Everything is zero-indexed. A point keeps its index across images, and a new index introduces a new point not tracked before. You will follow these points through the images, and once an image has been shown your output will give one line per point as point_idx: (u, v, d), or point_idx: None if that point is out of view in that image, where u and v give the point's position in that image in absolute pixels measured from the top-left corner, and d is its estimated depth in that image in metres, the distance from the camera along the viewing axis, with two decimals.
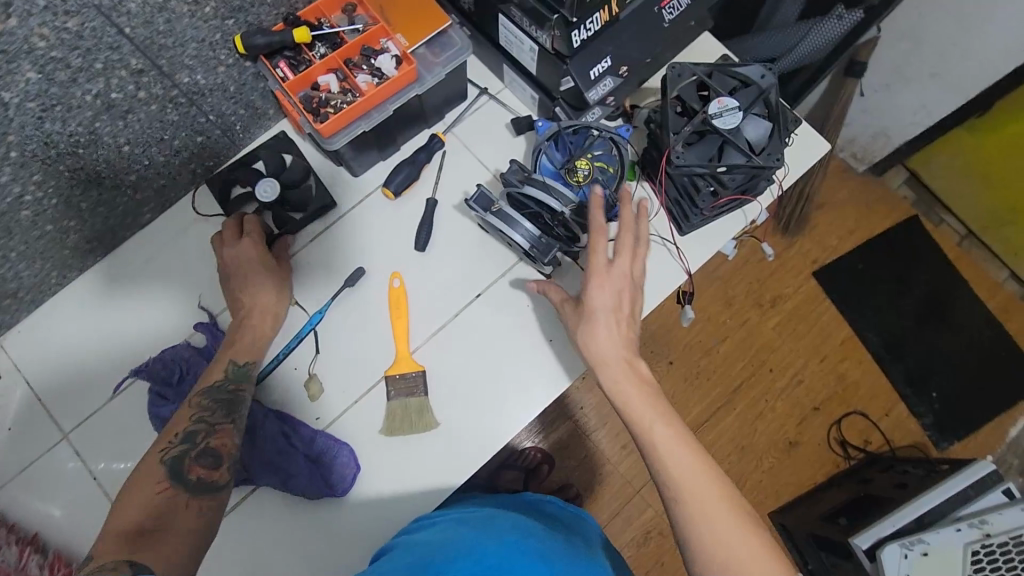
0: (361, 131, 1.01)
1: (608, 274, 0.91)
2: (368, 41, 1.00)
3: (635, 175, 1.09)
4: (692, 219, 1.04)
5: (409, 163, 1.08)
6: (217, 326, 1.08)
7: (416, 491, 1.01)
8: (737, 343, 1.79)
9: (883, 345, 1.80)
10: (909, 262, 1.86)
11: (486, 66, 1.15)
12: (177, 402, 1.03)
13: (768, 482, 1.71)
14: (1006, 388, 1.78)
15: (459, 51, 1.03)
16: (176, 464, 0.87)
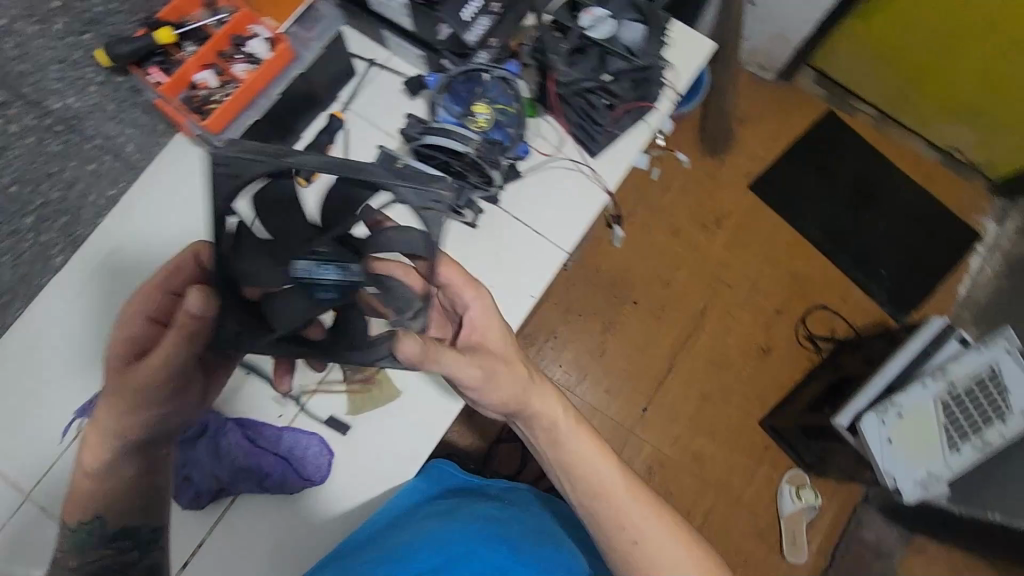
0: (252, 121, 1.04)
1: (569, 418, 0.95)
2: (234, 30, 1.02)
3: (537, 112, 1.13)
4: (597, 138, 1.11)
5: (312, 147, 1.07)
6: None
7: (396, 460, 1.08)
8: (694, 269, 1.85)
9: (826, 238, 1.88)
10: (833, 155, 1.93)
11: (367, 37, 1.14)
12: None
13: (750, 391, 1.78)
14: (946, 251, 1.87)
15: (329, 21, 1.10)
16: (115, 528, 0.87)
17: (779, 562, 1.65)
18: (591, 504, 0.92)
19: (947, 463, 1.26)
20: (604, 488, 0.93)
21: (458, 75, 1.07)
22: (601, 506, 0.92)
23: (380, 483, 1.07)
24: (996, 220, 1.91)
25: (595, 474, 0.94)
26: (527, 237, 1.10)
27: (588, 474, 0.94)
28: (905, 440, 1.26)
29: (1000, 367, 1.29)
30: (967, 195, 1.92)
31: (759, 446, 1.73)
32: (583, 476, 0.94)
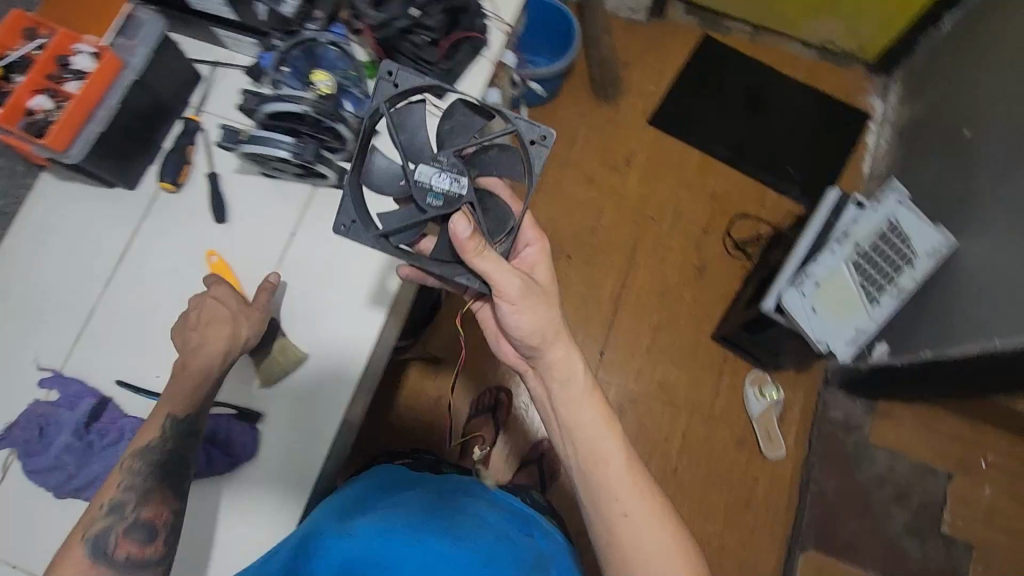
0: (97, 133, 1.01)
1: (578, 396, 0.99)
2: (57, 49, 0.95)
3: (380, 69, 1.08)
4: (434, 78, 1.08)
5: (173, 151, 1.08)
6: (66, 375, 1.03)
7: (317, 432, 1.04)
8: (616, 211, 1.91)
9: (730, 150, 1.95)
10: (719, 74, 2.02)
11: (203, 40, 1.14)
12: (49, 451, 0.98)
13: (696, 310, 1.82)
14: (843, 136, 1.96)
15: (153, 25, 1.02)
16: (101, 538, 0.83)
17: (762, 462, 1.69)
18: (591, 470, 0.95)
19: (869, 317, 1.32)
20: (608, 455, 0.95)
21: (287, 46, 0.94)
22: (598, 472, 0.95)
23: (304, 460, 1.03)
24: (881, 96, 2.00)
25: (597, 436, 0.97)
26: None
27: (590, 440, 0.97)
28: (827, 305, 1.33)
29: (897, 219, 1.36)
30: (849, 80, 2.02)
31: (717, 358, 1.78)
32: (583, 438, 0.97)
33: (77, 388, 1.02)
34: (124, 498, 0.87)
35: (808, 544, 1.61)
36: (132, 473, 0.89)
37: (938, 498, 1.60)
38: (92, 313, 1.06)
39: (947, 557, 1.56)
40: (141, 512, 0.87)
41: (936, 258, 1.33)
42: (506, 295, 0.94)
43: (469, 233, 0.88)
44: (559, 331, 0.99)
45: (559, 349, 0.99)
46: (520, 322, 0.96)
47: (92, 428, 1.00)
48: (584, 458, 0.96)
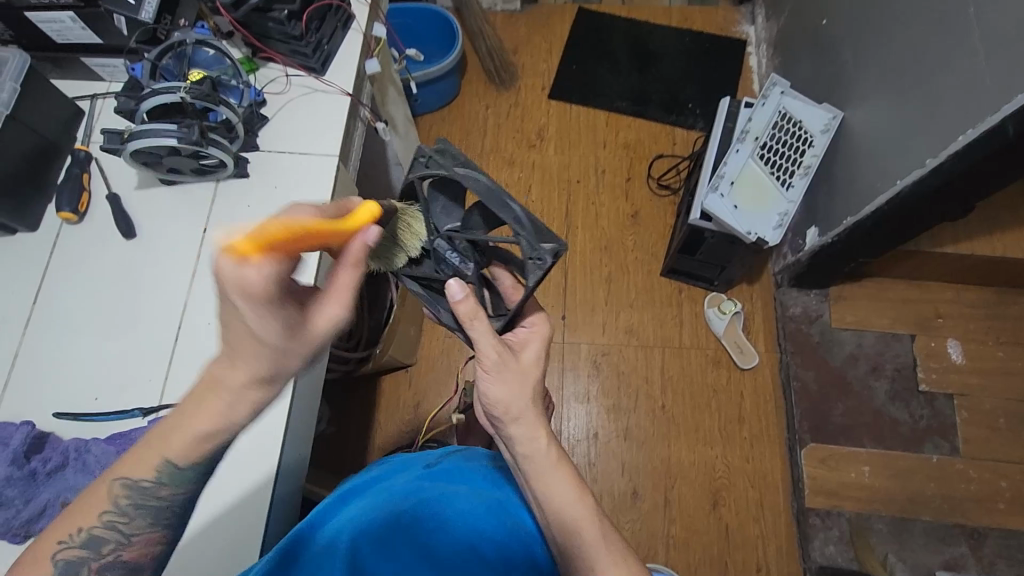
0: None
1: (534, 463, 0.81)
2: None
3: (258, 63, 1.02)
4: (308, 51, 0.99)
5: (65, 180, 0.94)
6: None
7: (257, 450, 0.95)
8: (541, 183, 1.95)
9: (631, 102, 2.04)
10: (603, 37, 2.12)
11: (84, 78, 1.05)
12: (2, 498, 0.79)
13: (642, 254, 1.87)
14: (727, 64, 2.08)
15: (20, 61, 0.92)
16: (71, 564, 0.70)
17: (742, 375, 1.73)
18: (568, 543, 0.77)
19: (787, 199, 1.43)
20: (582, 522, 0.78)
21: (157, 54, 0.91)
22: (577, 547, 0.77)
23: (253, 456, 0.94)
24: (751, 22, 2.14)
25: (569, 506, 0.79)
26: (295, 160, 0.96)
27: (568, 511, 0.79)
28: (745, 200, 1.42)
29: (786, 108, 1.47)
30: (718, 15, 2.16)
31: (673, 292, 1.82)
32: (560, 507, 0.79)
33: (12, 428, 0.83)
34: (110, 532, 0.72)
35: (807, 438, 1.63)
36: (130, 505, 0.72)
37: (908, 359, 1.67)
38: (16, 360, 0.88)
39: (931, 412, 1.63)
40: (123, 554, 0.73)
41: (831, 134, 1.44)
42: (485, 362, 0.79)
43: (463, 299, 0.76)
44: (530, 408, 0.81)
45: (523, 426, 0.81)
46: (493, 394, 0.80)
47: (35, 458, 0.82)
48: (561, 527, 0.78)
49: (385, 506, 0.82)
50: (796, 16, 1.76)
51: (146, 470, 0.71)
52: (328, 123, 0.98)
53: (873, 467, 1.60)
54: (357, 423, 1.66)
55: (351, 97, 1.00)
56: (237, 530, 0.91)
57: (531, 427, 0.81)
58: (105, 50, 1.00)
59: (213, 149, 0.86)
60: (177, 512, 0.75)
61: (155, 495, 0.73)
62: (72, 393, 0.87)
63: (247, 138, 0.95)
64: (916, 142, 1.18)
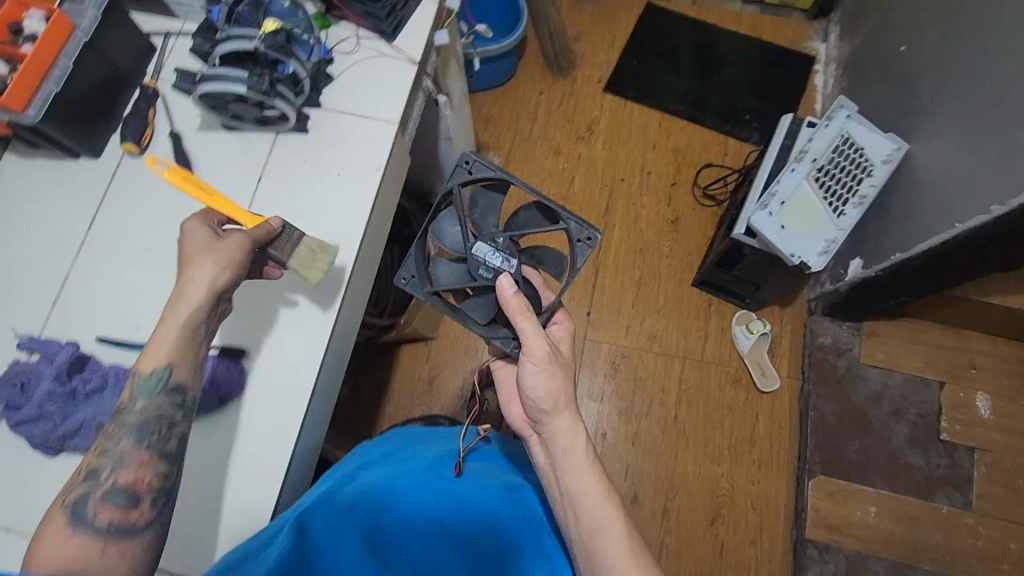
0: (55, 93, 0.90)
1: (570, 458, 0.83)
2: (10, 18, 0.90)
3: (330, 21, 1.02)
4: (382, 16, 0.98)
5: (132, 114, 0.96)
6: (44, 338, 0.88)
7: (279, 413, 0.89)
8: (584, 177, 1.93)
9: (686, 106, 2.00)
10: (668, 35, 2.08)
11: (159, 14, 1.06)
12: (44, 410, 0.83)
13: (676, 261, 1.85)
14: (792, 79, 2.02)
15: None
16: (77, 506, 0.71)
17: (760, 397, 1.71)
18: (592, 543, 0.76)
19: (836, 227, 1.38)
20: (608, 522, 0.77)
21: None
22: (597, 544, 0.76)
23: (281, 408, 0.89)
24: (823, 39, 2.07)
25: (597, 505, 0.79)
26: (353, 123, 0.97)
27: (594, 512, 0.78)
28: (795, 222, 1.38)
29: (850, 132, 1.42)
30: (790, 28, 2.09)
31: (702, 304, 1.80)
32: (587, 504, 0.79)
33: (58, 345, 0.87)
34: (103, 460, 0.75)
35: (816, 470, 1.61)
36: (118, 430, 0.78)
37: (933, 407, 1.64)
38: (67, 280, 0.91)
39: (949, 462, 1.59)
40: (120, 477, 0.75)
41: (893, 165, 1.40)
42: (534, 356, 0.84)
43: (514, 292, 0.85)
44: (570, 403, 0.86)
45: (565, 417, 0.84)
46: (539, 387, 0.84)
47: (76, 377, 0.85)
48: (584, 526, 0.78)
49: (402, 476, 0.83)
50: (874, 39, 1.69)
51: (147, 363, 0.79)
52: (392, 89, 0.98)
53: (880, 509, 1.57)
54: (371, 388, 1.68)
55: (418, 67, 1.00)
56: (252, 494, 0.86)
57: (568, 424, 0.85)
58: None
59: (277, 101, 0.87)
60: (155, 427, 0.79)
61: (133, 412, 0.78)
62: (116, 321, 0.89)
63: (311, 95, 0.96)
64: (983, 188, 1.14)
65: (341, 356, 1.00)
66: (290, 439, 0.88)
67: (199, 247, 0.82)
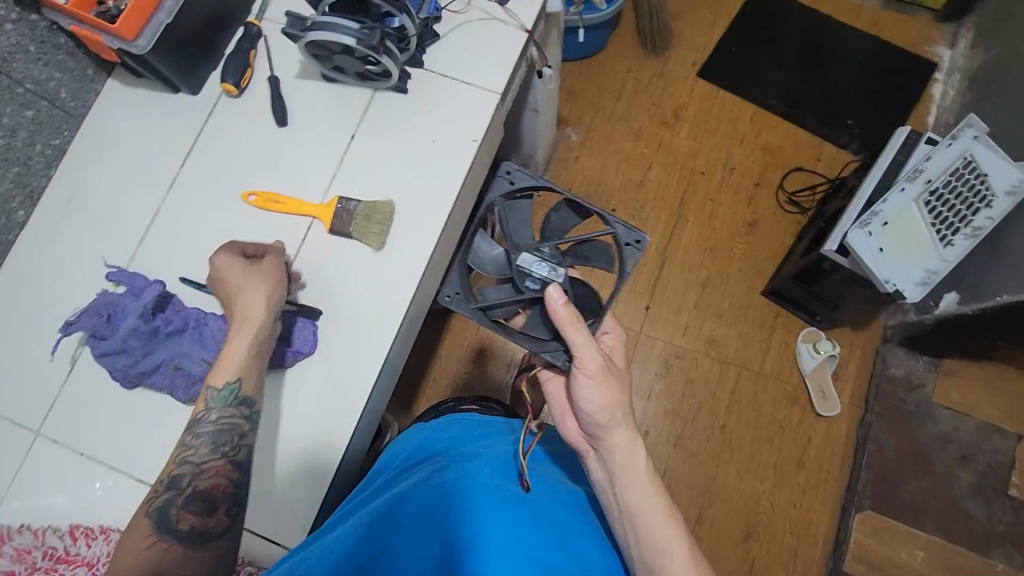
0: (167, 24, 0.88)
1: (630, 471, 0.80)
2: None
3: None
4: None
5: (234, 53, 0.93)
6: (132, 273, 0.89)
7: (351, 375, 0.88)
8: (663, 165, 1.84)
9: (785, 103, 1.86)
10: (777, 22, 1.92)
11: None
12: (128, 346, 0.84)
13: (748, 266, 1.75)
14: (907, 86, 1.85)
15: None
16: (162, 513, 0.77)
17: (816, 420, 1.63)
18: (655, 565, 0.74)
19: (940, 258, 1.28)
20: (671, 543, 0.76)
21: None
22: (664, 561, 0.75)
23: (351, 372, 0.88)
24: (950, 45, 1.88)
25: (662, 525, 0.77)
26: (461, 90, 0.92)
27: (658, 529, 0.77)
28: (897, 245, 1.29)
29: (973, 156, 1.28)
30: (915, 28, 1.91)
31: (768, 315, 1.71)
32: (653, 526, 0.77)
33: (144, 282, 0.88)
34: (185, 469, 0.79)
35: (865, 504, 1.54)
36: (197, 438, 0.81)
37: (1007, 460, 1.53)
38: (158, 215, 0.92)
39: (1014, 520, 1.50)
40: (200, 483, 0.79)
41: (1016, 198, 1.22)
42: (587, 368, 0.82)
43: (565, 303, 0.82)
44: (627, 418, 0.83)
45: (623, 433, 0.81)
46: (595, 400, 0.81)
47: (159, 316, 0.86)
48: (646, 546, 0.76)
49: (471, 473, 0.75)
50: (1015, 52, 1.52)
51: (222, 376, 0.82)
52: (499, 56, 0.93)
53: (928, 555, 1.50)
54: (419, 351, 1.68)
55: (528, 35, 0.94)
56: (313, 448, 0.87)
57: (625, 436, 0.82)
58: None
59: (385, 57, 0.83)
60: (226, 441, 0.81)
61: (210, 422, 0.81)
62: (203, 263, 0.90)
63: (415, 53, 0.91)
64: None
65: (416, 324, 0.96)
66: (357, 402, 0.87)
67: (241, 279, 0.84)
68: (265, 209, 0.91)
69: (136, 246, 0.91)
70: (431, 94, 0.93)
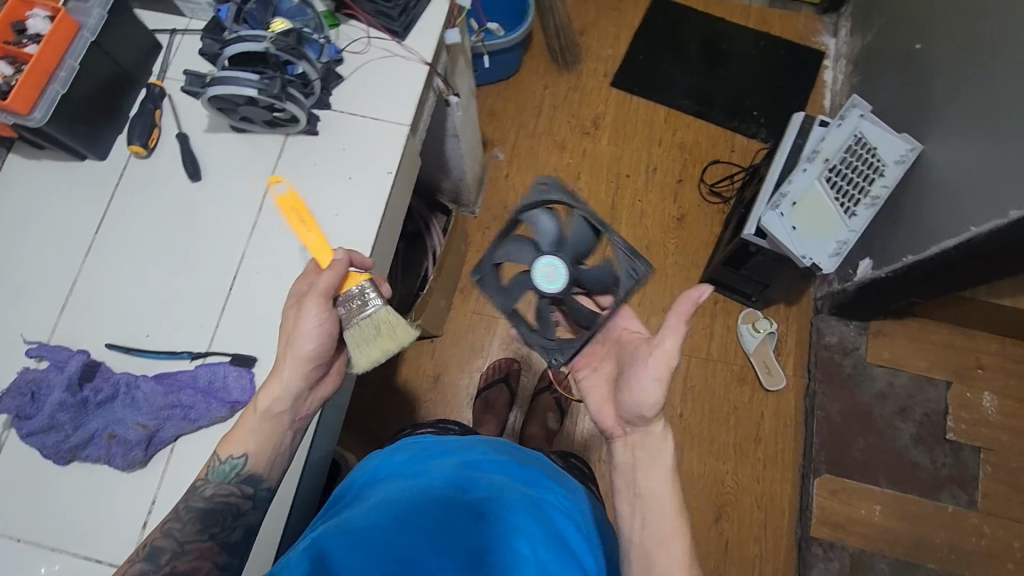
0: (62, 95, 0.88)
1: (655, 471, 0.82)
2: (13, 16, 0.88)
3: (340, 19, 1.00)
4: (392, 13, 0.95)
5: (138, 115, 0.94)
6: (56, 347, 0.86)
7: None
8: (590, 173, 1.91)
9: (695, 102, 1.97)
10: (676, 29, 2.05)
11: (163, 11, 1.03)
12: (57, 421, 0.82)
13: (683, 259, 1.83)
14: (801, 75, 1.99)
15: None
16: None
17: (765, 395, 1.71)
18: (652, 554, 0.77)
19: (847, 228, 1.38)
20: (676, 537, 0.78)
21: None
22: (652, 552, 0.77)
23: None
24: (833, 34, 2.04)
25: (669, 520, 0.78)
26: (370, 126, 0.95)
27: (660, 522, 0.79)
28: (805, 222, 1.38)
29: (863, 133, 1.42)
30: (799, 22, 2.06)
31: (708, 302, 1.79)
32: (659, 518, 0.79)
33: (69, 353, 0.86)
34: (166, 543, 0.75)
35: (821, 469, 1.62)
36: (185, 513, 0.78)
37: (940, 407, 1.64)
38: (77, 284, 0.90)
39: (955, 461, 1.60)
40: (178, 564, 0.74)
41: (905, 165, 1.39)
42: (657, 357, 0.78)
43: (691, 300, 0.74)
44: None
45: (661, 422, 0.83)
46: (649, 394, 0.79)
47: (87, 386, 0.84)
48: (653, 535, 0.78)
49: (426, 488, 0.72)
50: (885, 36, 1.67)
51: (226, 449, 0.79)
52: (403, 89, 0.96)
53: (885, 507, 1.58)
54: (375, 385, 1.68)
55: (429, 67, 0.98)
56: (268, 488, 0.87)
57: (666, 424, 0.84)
58: None
59: (289, 103, 0.86)
60: (217, 519, 0.78)
61: (203, 497, 0.79)
62: (128, 327, 0.88)
63: (321, 95, 0.94)
64: (1000, 188, 1.12)
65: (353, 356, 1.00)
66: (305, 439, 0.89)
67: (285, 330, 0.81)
68: (190, 266, 0.91)
69: (56, 318, 0.89)
70: (341, 131, 0.95)
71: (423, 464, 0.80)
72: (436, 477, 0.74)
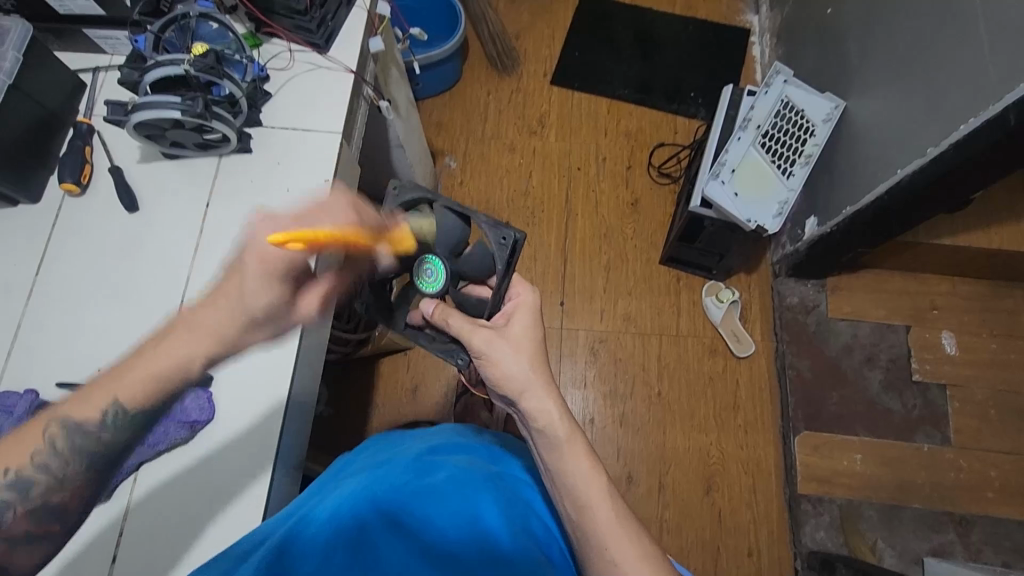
0: None
1: (558, 449, 0.78)
2: None
3: (261, 38, 1.03)
4: (313, 28, 0.99)
5: (67, 153, 0.94)
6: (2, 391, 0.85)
7: (254, 425, 0.93)
8: (540, 171, 1.94)
9: (634, 90, 2.03)
10: (606, 22, 2.11)
11: (85, 51, 1.06)
12: None
13: (641, 241, 1.87)
14: (731, 52, 2.07)
15: (21, 28, 0.92)
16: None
17: (738, 362, 1.75)
18: (578, 516, 0.75)
19: (787, 187, 1.46)
20: (596, 501, 0.75)
21: (161, 27, 0.92)
22: (584, 516, 0.75)
23: (256, 430, 0.93)
24: (756, 11, 2.13)
25: (586, 481, 0.76)
26: (304, 138, 0.98)
27: (578, 487, 0.76)
28: (745, 188, 1.45)
29: (788, 97, 1.49)
30: (723, 3, 2.15)
31: (671, 280, 1.82)
32: (575, 483, 0.76)
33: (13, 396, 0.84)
34: (42, 475, 0.68)
35: (801, 427, 1.65)
36: (64, 445, 0.69)
37: (903, 350, 1.69)
38: (20, 328, 0.89)
39: (925, 401, 1.65)
40: (53, 498, 0.70)
41: (833, 123, 1.46)
42: (494, 344, 0.82)
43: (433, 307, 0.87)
44: (538, 379, 0.81)
45: (539, 396, 0.79)
46: (504, 372, 0.81)
47: None
48: (571, 499, 0.76)
49: (391, 474, 0.75)
50: (801, 5, 1.75)
51: (89, 410, 0.69)
52: (335, 99, 1.00)
53: (865, 456, 1.61)
54: (354, 404, 1.67)
55: (355, 74, 1.02)
56: (236, 504, 0.89)
57: (542, 394, 0.80)
58: (106, 23, 1.00)
59: (216, 122, 0.87)
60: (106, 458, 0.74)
61: (98, 440, 0.71)
62: (78, 364, 0.87)
63: (250, 114, 0.97)
64: (918, 128, 1.18)
65: (313, 371, 1.05)
66: (269, 459, 0.91)
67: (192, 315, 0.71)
68: (135, 296, 0.91)
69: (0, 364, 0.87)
70: (278, 144, 0.97)
71: (387, 451, 0.84)
72: (401, 463, 0.78)
